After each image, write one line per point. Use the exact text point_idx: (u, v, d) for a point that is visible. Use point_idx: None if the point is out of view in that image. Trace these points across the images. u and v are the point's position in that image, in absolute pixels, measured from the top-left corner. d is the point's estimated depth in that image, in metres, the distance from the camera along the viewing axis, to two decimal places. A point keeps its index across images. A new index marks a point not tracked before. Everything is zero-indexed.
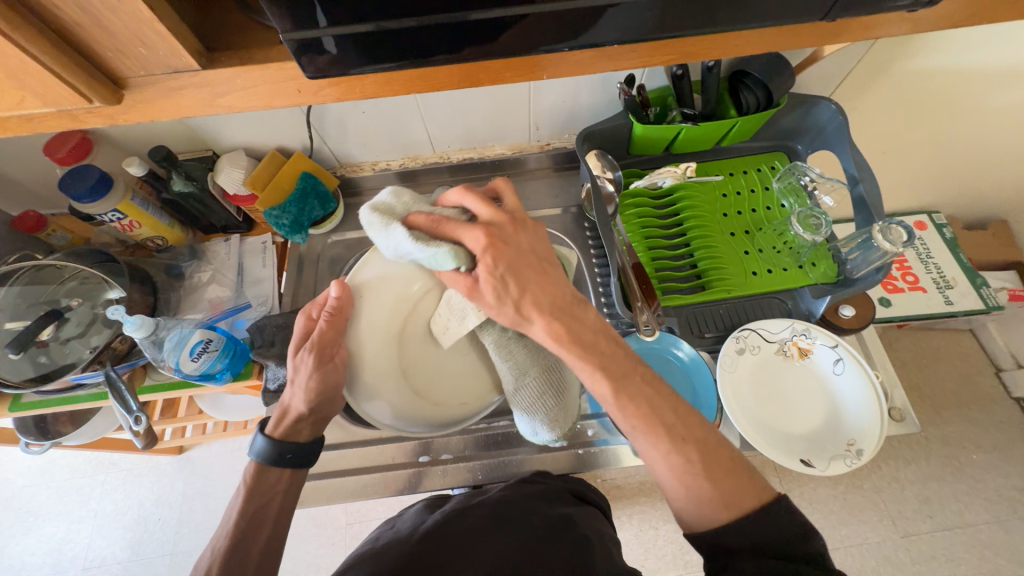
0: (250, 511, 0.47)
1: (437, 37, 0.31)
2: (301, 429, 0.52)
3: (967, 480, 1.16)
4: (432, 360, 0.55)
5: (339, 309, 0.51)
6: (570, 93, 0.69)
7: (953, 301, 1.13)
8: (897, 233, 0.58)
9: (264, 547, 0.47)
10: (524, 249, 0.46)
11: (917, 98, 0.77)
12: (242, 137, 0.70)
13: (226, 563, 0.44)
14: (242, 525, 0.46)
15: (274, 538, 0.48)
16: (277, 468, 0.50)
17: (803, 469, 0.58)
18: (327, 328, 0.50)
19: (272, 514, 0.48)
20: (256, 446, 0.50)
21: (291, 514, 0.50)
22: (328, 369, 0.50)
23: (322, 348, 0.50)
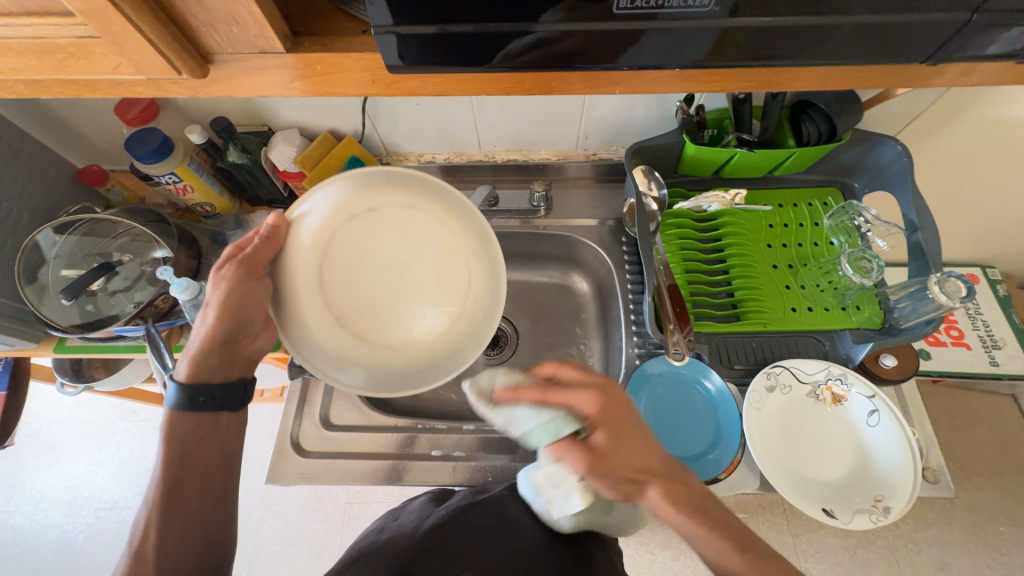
0: (176, 456, 0.48)
1: (518, 43, 0.31)
2: (211, 371, 0.51)
3: (990, 553, 1.10)
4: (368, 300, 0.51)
5: (273, 236, 0.49)
6: (626, 105, 0.68)
7: (999, 362, 1.07)
8: (954, 286, 0.56)
9: (199, 496, 0.48)
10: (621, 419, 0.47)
11: (990, 147, 0.73)
12: (299, 117, 0.72)
13: (163, 513, 0.46)
14: (167, 476, 0.47)
15: (207, 488, 0.49)
16: (194, 414, 0.49)
17: (824, 519, 0.56)
18: (258, 249, 0.48)
19: (203, 461, 0.49)
20: (170, 395, 0.49)
21: (225, 459, 0.51)
22: (256, 289, 0.50)
23: (252, 269, 0.49)
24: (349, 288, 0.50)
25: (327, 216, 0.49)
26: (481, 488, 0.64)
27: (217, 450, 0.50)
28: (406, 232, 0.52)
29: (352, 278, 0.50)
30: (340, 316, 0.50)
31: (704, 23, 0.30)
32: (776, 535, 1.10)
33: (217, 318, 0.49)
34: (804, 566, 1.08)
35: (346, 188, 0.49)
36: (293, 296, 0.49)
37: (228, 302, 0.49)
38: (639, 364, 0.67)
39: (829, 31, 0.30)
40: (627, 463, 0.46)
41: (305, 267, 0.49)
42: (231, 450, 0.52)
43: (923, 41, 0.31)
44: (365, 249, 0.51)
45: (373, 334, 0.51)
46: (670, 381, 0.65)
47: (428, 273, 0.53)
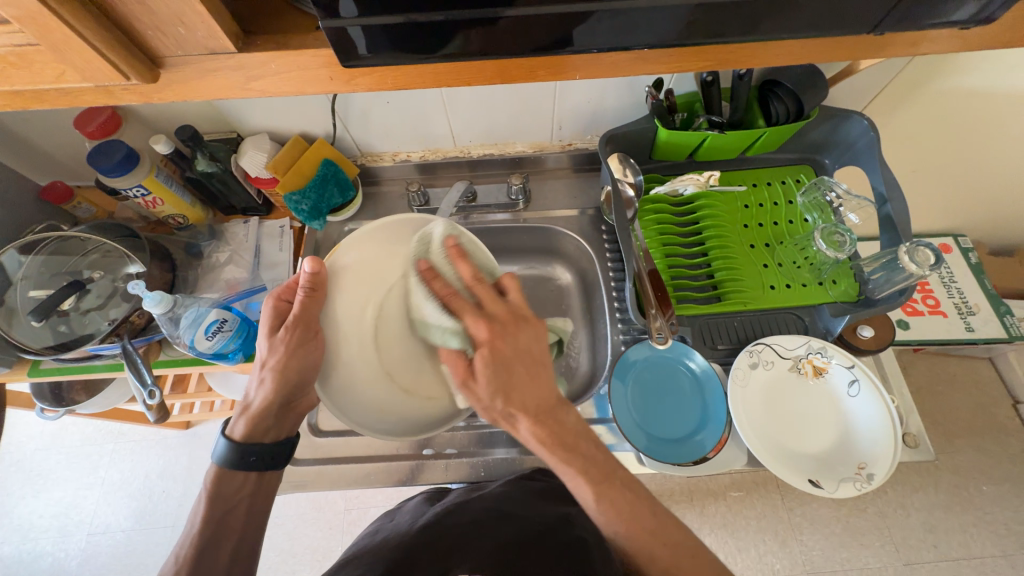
0: (219, 512, 0.47)
1: (473, 30, 0.31)
2: (265, 429, 0.52)
3: (975, 511, 1.13)
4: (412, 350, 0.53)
5: (315, 285, 0.51)
6: (596, 94, 0.68)
7: (974, 327, 1.10)
8: (924, 255, 0.57)
9: (231, 555, 0.46)
10: (525, 350, 0.47)
11: (953, 117, 0.75)
12: (267, 121, 0.70)
13: (194, 572, 0.43)
14: (205, 535, 0.45)
15: (239, 546, 0.47)
16: (243, 470, 0.49)
17: (811, 489, 0.57)
18: (305, 303, 0.50)
19: (240, 519, 0.48)
20: (218, 450, 0.49)
21: (257, 516, 0.49)
22: (310, 349, 0.51)
23: (306, 325, 0.50)
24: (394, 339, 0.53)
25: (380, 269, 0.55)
26: (476, 484, 0.64)
27: (255, 506, 0.49)
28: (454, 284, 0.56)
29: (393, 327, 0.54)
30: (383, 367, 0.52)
31: (656, 4, 0.30)
32: (770, 509, 1.12)
33: (273, 380, 0.50)
34: (799, 538, 1.11)
35: (388, 248, 0.56)
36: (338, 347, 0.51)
37: (288, 364, 0.50)
38: (624, 351, 0.67)
39: (778, 6, 0.30)
40: (516, 391, 0.45)
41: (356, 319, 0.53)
42: (266, 509, 0.50)
43: (872, 13, 0.31)
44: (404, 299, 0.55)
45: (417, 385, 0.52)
46: (655, 365, 0.66)
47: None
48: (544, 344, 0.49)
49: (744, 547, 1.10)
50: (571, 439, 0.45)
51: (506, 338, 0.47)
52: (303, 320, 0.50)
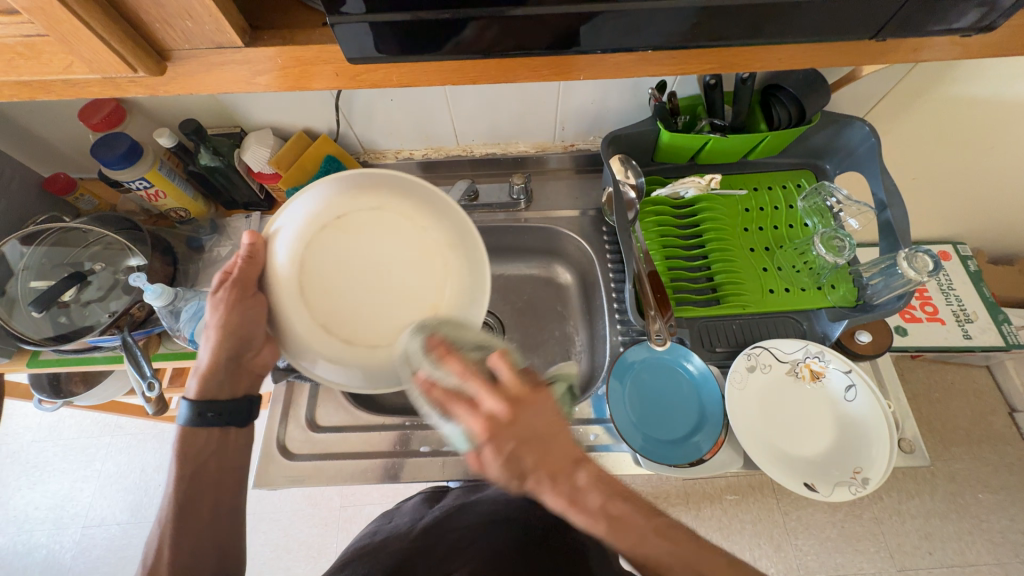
0: (195, 467, 0.49)
1: (479, 29, 0.31)
2: (219, 388, 0.52)
3: (971, 519, 1.20)
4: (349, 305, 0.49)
5: (254, 254, 0.49)
6: (600, 95, 0.69)
7: (971, 335, 1.11)
8: (923, 261, 0.57)
9: (213, 512, 0.49)
10: (531, 429, 0.37)
11: (954, 126, 0.76)
12: (272, 116, 0.71)
13: (178, 532, 0.47)
14: (181, 495, 0.48)
15: (220, 502, 0.50)
16: (205, 429, 0.51)
17: (806, 493, 0.57)
18: (246, 269, 0.49)
19: (213, 475, 0.50)
20: (181, 412, 0.50)
21: (234, 471, 0.52)
22: (251, 307, 0.50)
23: (245, 286, 0.49)
24: (329, 295, 0.49)
25: (300, 225, 0.48)
26: (474, 484, 0.64)
27: (228, 463, 0.51)
28: (384, 229, 0.50)
29: (328, 284, 0.49)
30: (322, 323, 0.48)
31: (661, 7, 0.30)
32: (767, 513, 1.15)
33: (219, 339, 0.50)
34: (794, 542, 1.15)
35: (316, 199, 0.49)
36: (282, 306, 0.48)
37: (229, 321, 0.50)
38: (622, 352, 0.67)
39: (783, 9, 0.31)
40: (544, 459, 0.36)
41: (286, 288, 0.48)
42: (237, 465, 0.52)
43: (874, 20, 0.32)
44: (341, 255, 0.49)
45: (359, 335, 0.49)
46: (653, 366, 0.66)
47: (407, 274, 0.50)
48: (558, 415, 0.38)
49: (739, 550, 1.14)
50: (588, 500, 0.37)
51: (509, 433, 0.36)
52: (241, 280, 0.49)
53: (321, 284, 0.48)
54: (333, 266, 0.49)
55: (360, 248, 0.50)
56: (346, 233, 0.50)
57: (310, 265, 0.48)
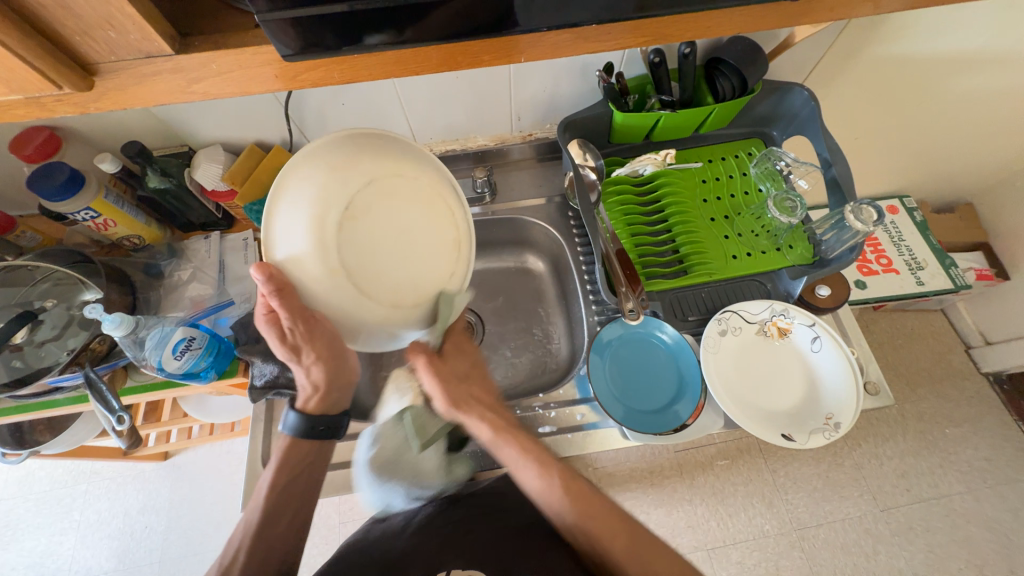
0: (289, 478, 0.56)
1: (416, 14, 0.31)
2: (331, 401, 0.60)
3: (940, 453, 1.31)
4: (405, 274, 0.48)
5: (277, 285, 0.46)
6: (551, 83, 0.70)
7: (924, 281, 1.19)
8: (868, 212, 0.60)
9: (290, 524, 0.54)
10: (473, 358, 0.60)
11: (886, 85, 0.81)
12: (221, 131, 0.69)
13: (258, 538, 0.51)
14: (271, 502, 0.54)
15: (300, 515, 0.55)
16: (309, 441, 0.58)
17: (785, 444, 0.60)
18: (285, 303, 0.47)
19: (302, 486, 0.56)
20: (291, 422, 0.58)
21: (318, 484, 0.58)
22: (325, 328, 0.53)
23: (303, 317, 0.51)
24: (382, 275, 0.47)
25: (310, 229, 0.44)
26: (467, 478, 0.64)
27: (310, 479, 0.57)
28: (389, 198, 0.48)
29: (377, 263, 0.47)
30: (395, 305, 0.48)
31: None
32: (757, 475, 1.21)
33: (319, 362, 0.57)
34: (785, 498, 1.22)
35: (308, 199, 0.45)
36: (342, 314, 0.47)
37: (320, 345, 0.56)
38: (598, 332, 0.68)
39: None
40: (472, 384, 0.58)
41: (339, 296, 0.45)
42: (319, 480, 0.58)
43: None
44: (371, 238, 0.47)
45: (428, 296, 0.50)
46: (629, 341, 0.67)
47: (427, 226, 0.50)
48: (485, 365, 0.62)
49: (735, 512, 1.20)
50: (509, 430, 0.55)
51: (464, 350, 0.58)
52: (294, 314, 0.49)
53: (375, 271, 0.47)
54: (369, 251, 0.46)
55: (379, 225, 0.47)
56: (359, 220, 0.46)
57: (349, 261, 0.45)
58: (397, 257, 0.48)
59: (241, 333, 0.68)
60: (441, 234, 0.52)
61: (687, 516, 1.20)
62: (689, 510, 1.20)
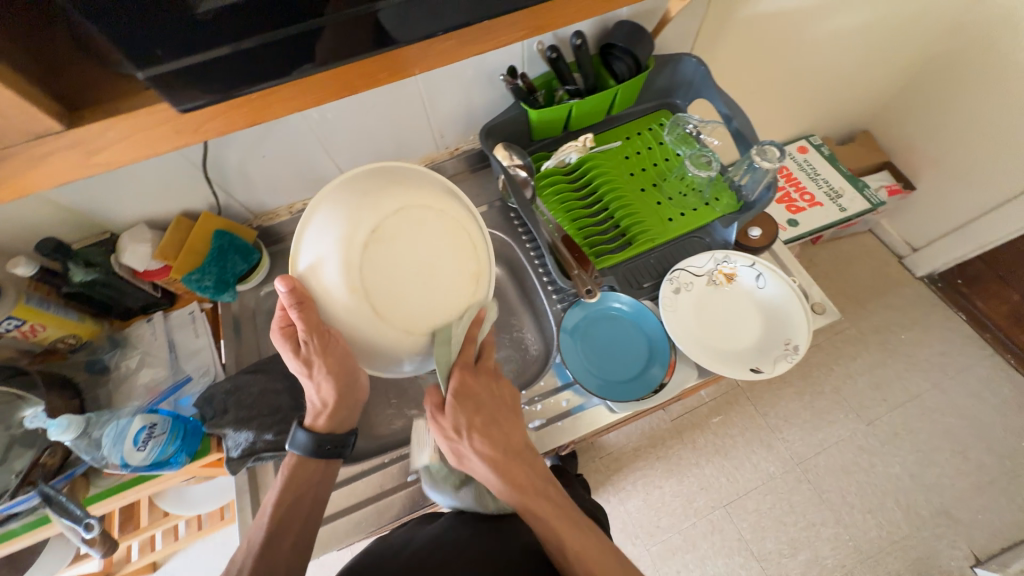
0: (292, 500, 0.56)
1: (293, 46, 0.35)
2: (339, 420, 0.59)
3: (902, 358, 1.44)
4: (418, 303, 0.50)
5: (299, 299, 0.50)
6: (463, 96, 0.73)
7: (845, 207, 1.30)
8: (771, 152, 0.67)
9: (295, 542, 0.54)
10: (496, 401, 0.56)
11: (763, 40, 0.90)
12: (143, 207, 0.67)
13: (262, 557, 0.52)
14: (273, 526, 0.54)
15: (301, 539, 0.55)
16: (315, 460, 0.58)
17: (754, 377, 0.64)
18: (303, 316, 0.50)
19: (308, 506, 0.57)
20: (297, 440, 0.57)
21: (324, 504, 0.58)
22: (337, 345, 0.53)
23: (318, 332, 0.51)
24: (398, 303, 0.49)
25: (338, 247, 0.49)
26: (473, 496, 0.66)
27: (313, 504, 0.57)
28: (415, 227, 0.50)
29: (396, 292, 0.49)
30: (408, 331, 0.50)
31: None
32: (750, 422, 1.36)
33: (330, 380, 0.56)
34: (782, 437, 1.34)
35: (342, 221, 0.49)
36: (358, 332, 0.50)
37: (329, 366, 0.54)
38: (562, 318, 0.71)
39: None
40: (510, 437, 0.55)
41: (356, 313, 0.49)
42: (325, 501, 0.59)
43: None
44: (391, 262, 0.49)
45: (439, 327, 0.52)
46: (595, 319, 0.69)
47: (446, 258, 0.51)
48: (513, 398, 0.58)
49: (741, 462, 1.32)
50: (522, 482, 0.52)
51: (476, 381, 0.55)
52: (309, 328, 0.50)
53: (396, 297, 0.50)
54: (389, 275, 0.49)
55: (403, 249, 0.49)
56: (384, 241, 0.49)
57: (368, 281, 0.49)
58: (417, 285, 0.50)
59: (206, 408, 0.65)
60: (459, 254, 0.52)
61: (699, 479, 1.31)
62: (699, 473, 1.31)
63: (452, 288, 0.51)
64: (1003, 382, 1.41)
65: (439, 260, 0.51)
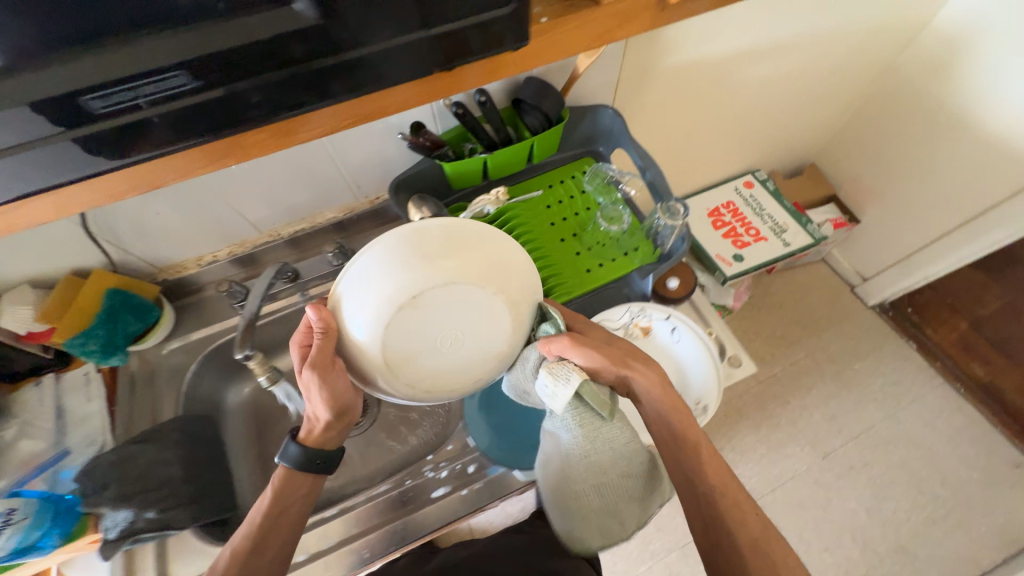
0: (274, 516, 0.54)
1: (39, 167, 0.38)
2: (329, 439, 0.57)
3: (857, 388, 1.43)
4: (431, 368, 0.50)
5: (326, 328, 0.48)
6: (374, 149, 0.72)
7: (789, 242, 1.31)
8: (676, 209, 0.70)
9: (275, 554, 0.53)
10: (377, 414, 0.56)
11: (686, 86, 0.91)
12: (24, 269, 0.63)
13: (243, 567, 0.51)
14: (247, 542, 0.52)
15: (284, 546, 0.54)
16: (303, 473, 0.55)
17: (660, 440, 0.62)
18: (320, 347, 0.48)
19: (290, 518, 0.55)
20: (289, 453, 0.55)
21: (302, 519, 0.56)
22: (339, 377, 0.51)
23: (325, 362, 0.49)
24: (409, 364, 0.49)
25: (376, 302, 0.46)
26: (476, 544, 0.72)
27: (297, 518, 0.55)
28: (456, 303, 0.48)
29: (415, 352, 0.49)
30: (410, 384, 0.50)
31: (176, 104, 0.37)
32: None
33: (325, 408, 0.52)
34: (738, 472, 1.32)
35: (389, 277, 0.47)
36: (365, 375, 0.50)
37: (324, 399, 0.51)
38: None
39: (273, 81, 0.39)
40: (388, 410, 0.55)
41: (370, 362, 0.48)
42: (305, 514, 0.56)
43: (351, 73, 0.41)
44: (420, 328, 0.48)
45: (438, 389, 0.52)
46: None
47: (474, 336, 0.50)
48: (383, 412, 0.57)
49: None
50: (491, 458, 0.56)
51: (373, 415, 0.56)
52: (321, 357, 0.48)
53: (417, 357, 0.49)
54: (412, 339, 0.48)
55: (437, 317, 0.49)
56: (417, 309, 0.47)
57: (391, 339, 0.48)
58: (438, 350, 0.50)
59: (85, 484, 0.59)
60: (497, 333, 0.52)
61: None
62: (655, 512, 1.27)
63: (468, 364, 0.51)
64: (954, 412, 1.39)
65: (469, 337, 0.50)
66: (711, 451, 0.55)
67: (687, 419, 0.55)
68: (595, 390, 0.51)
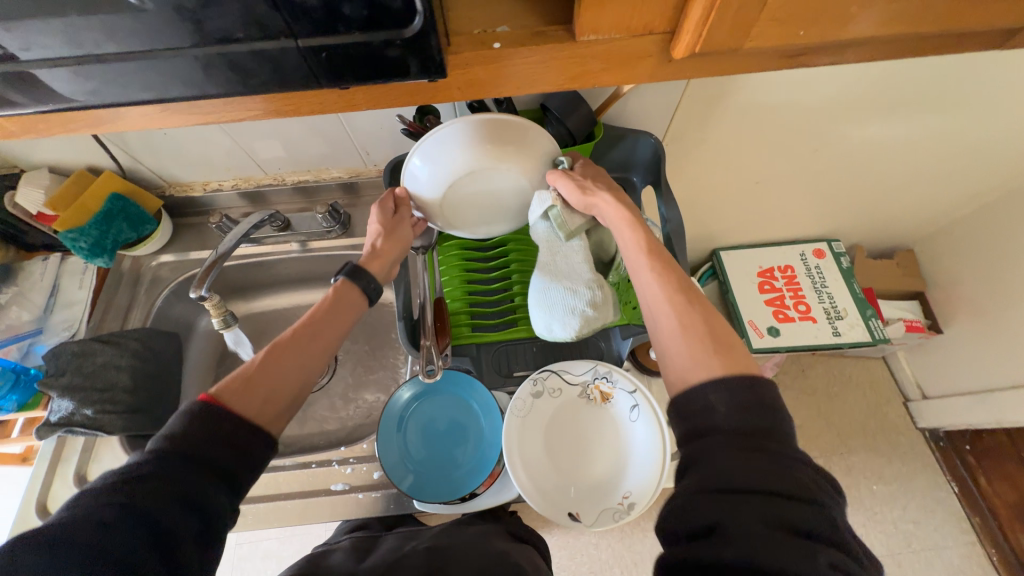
0: (308, 334, 0.50)
1: None
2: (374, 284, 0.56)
3: (865, 512, 1.22)
4: (485, 217, 0.59)
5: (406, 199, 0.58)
6: (385, 122, 0.68)
7: (841, 332, 1.13)
8: None
9: (295, 376, 0.48)
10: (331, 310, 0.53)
11: (760, 129, 0.76)
12: (43, 155, 0.68)
13: (265, 375, 0.46)
14: (299, 335, 0.50)
15: (300, 377, 0.48)
16: (344, 305, 0.54)
17: (568, 524, 0.55)
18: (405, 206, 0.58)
19: (310, 351, 0.50)
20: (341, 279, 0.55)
21: (322, 357, 0.51)
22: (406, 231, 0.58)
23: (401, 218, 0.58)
24: (467, 214, 0.58)
25: (438, 178, 0.53)
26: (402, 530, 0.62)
27: (319, 357, 0.50)
28: (502, 176, 0.53)
29: (472, 209, 0.57)
30: (475, 227, 0.60)
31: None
32: None
33: (389, 249, 0.57)
34: None
35: (444, 159, 0.52)
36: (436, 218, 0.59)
37: (395, 239, 0.58)
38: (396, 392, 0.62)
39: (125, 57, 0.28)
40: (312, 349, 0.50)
41: (439, 212, 0.58)
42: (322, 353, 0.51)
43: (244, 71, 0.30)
44: (473, 194, 0.55)
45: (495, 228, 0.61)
46: (436, 401, 0.63)
47: (518, 196, 0.56)
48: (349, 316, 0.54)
49: None
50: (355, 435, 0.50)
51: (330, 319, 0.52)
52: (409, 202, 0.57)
53: (470, 212, 0.57)
54: (469, 201, 0.56)
55: (486, 188, 0.54)
56: (470, 183, 0.53)
57: (453, 201, 0.56)
58: (489, 207, 0.57)
59: (49, 364, 0.64)
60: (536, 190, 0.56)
61: (590, 561, 1.08)
62: None
63: (515, 219, 0.60)
64: None
65: (519, 201, 0.57)
66: (654, 248, 0.46)
67: (638, 231, 0.48)
68: (564, 215, 0.52)
